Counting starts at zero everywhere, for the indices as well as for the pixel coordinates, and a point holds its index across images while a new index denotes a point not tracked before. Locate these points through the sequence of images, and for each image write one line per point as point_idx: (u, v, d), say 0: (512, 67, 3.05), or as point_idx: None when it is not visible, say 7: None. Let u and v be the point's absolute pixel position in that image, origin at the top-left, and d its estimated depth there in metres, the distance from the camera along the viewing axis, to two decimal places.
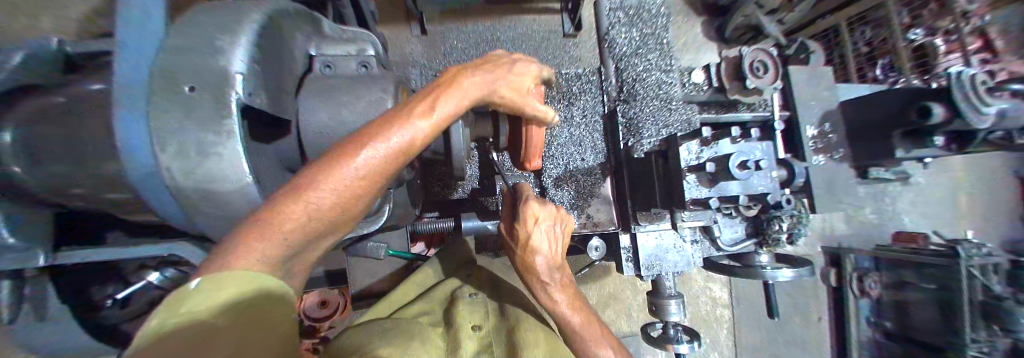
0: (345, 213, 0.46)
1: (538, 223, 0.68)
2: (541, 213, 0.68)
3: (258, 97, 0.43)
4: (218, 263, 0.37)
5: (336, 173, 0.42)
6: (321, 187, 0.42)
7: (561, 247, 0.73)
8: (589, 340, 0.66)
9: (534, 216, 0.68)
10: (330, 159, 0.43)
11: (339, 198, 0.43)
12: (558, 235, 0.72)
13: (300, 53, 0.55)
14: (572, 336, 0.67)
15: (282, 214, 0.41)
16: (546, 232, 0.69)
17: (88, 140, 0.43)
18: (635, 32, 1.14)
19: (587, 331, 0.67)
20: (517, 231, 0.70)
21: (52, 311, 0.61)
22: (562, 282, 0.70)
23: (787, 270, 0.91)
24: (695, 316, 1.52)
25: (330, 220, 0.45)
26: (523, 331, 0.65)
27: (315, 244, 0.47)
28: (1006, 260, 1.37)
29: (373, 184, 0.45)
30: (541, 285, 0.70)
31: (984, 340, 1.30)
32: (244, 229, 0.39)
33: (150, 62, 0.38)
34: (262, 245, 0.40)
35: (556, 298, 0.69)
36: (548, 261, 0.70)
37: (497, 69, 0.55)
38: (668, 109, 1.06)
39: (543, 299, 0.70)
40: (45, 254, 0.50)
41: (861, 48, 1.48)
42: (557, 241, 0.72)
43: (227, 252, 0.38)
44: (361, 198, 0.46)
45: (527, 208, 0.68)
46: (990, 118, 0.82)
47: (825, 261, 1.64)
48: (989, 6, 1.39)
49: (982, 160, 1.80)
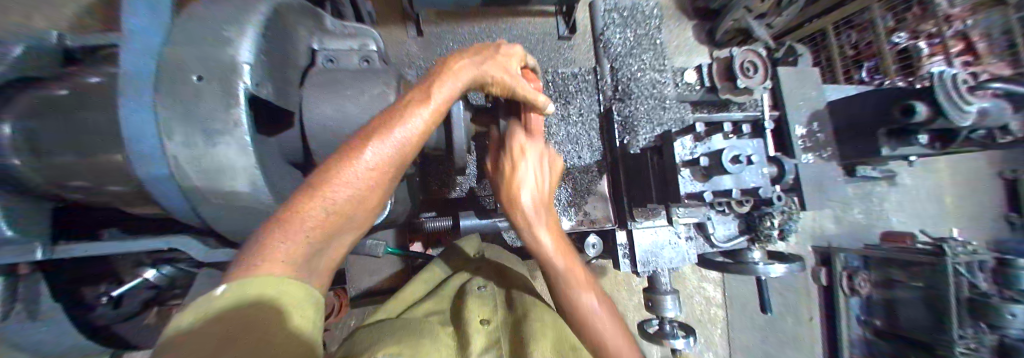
0: (362, 209, 0.46)
1: (524, 154, 0.67)
2: (528, 145, 0.67)
3: (264, 89, 0.43)
4: (246, 264, 0.39)
5: (348, 169, 0.43)
6: (336, 183, 0.43)
7: (549, 186, 0.72)
8: (573, 281, 0.69)
9: (521, 148, 0.67)
10: (342, 155, 0.44)
11: (355, 191, 0.44)
12: (544, 172, 0.71)
13: (303, 48, 0.56)
14: (557, 277, 0.69)
15: (300, 212, 0.42)
16: (533, 166, 0.68)
17: (91, 132, 0.44)
18: (629, 33, 1.16)
19: (570, 274, 0.69)
20: (502, 164, 0.68)
21: (46, 310, 0.60)
22: (547, 221, 0.70)
23: (779, 266, 0.93)
24: (690, 315, 1.54)
25: (347, 216, 0.45)
26: (530, 322, 0.65)
27: (336, 245, 0.47)
28: (991, 257, 1.42)
29: (384, 176, 0.46)
30: (527, 222, 0.68)
31: (971, 337, 1.34)
32: (266, 236, 0.40)
33: (156, 52, 0.38)
34: (286, 244, 0.41)
35: (540, 236, 0.68)
36: (534, 197, 0.68)
37: (486, 55, 0.56)
38: (663, 108, 1.07)
39: (528, 235, 0.69)
40: (43, 248, 0.48)
41: (847, 51, 1.54)
42: (542, 179, 0.70)
43: (254, 252, 0.40)
44: (376, 189, 0.46)
45: (514, 140, 0.67)
46: (972, 116, 0.85)
47: (815, 259, 1.69)
48: (969, 10, 1.45)
49: (965, 160, 1.86)
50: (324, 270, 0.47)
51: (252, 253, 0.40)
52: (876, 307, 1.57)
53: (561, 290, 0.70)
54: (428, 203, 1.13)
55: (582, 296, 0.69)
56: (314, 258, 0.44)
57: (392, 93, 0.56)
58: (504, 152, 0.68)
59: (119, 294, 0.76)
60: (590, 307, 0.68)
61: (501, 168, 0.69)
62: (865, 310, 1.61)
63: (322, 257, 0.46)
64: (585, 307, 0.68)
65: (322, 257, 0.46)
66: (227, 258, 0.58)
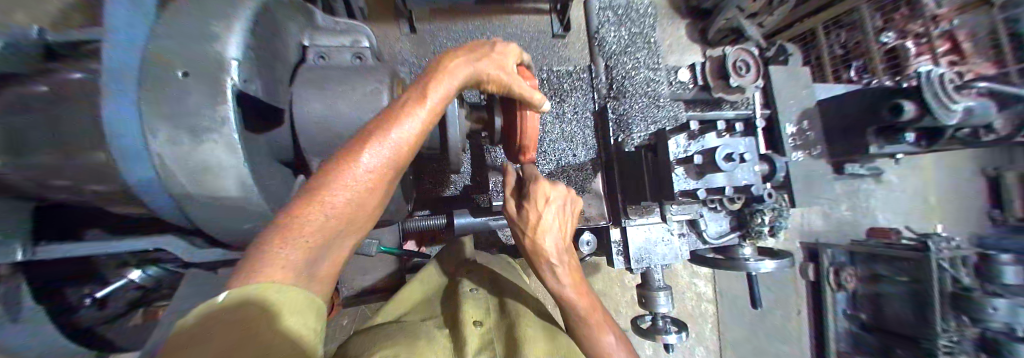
0: (361, 211, 0.46)
1: (548, 203, 0.68)
2: (552, 192, 0.69)
3: (253, 84, 0.43)
4: (246, 272, 0.38)
5: (348, 172, 0.43)
6: (336, 186, 0.42)
7: (570, 226, 0.75)
8: (591, 324, 0.72)
9: (545, 197, 0.68)
10: (339, 160, 0.43)
11: (354, 194, 0.43)
12: (567, 215, 0.73)
13: (294, 43, 0.55)
14: (574, 314, 0.72)
15: (299, 217, 0.41)
16: (555, 217, 0.70)
17: (66, 131, 0.42)
18: (623, 31, 1.17)
19: (591, 316, 0.72)
20: (526, 213, 0.69)
21: (25, 314, 0.58)
22: (569, 267, 0.72)
23: (770, 262, 0.94)
24: (681, 311, 1.56)
25: (348, 220, 0.44)
26: (523, 327, 0.64)
27: (336, 248, 0.45)
28: (972, 253, 1.47)
29: (385, 178, 0.46)
30: (550, 269, 0.70)
31: (955, 330, 1.38)
32: (268, 237, 0.40)
33: (141, 46, 0.36)
34: (285, 251, 0.39)
35: (563, 280, 0.70)
36: (557, 243, 0.70)
37: (481, 52, 0.56)
38: (656, 106, 1.09)
39: (552, 279, 0.71)
40: (24, 249, 0.47)
41: (836, 51, 1.56)
42: (568, 220, 0.74)
43: (254, 259, 0.39)
44: (376, 191, 0.46)
45: (538, 187, 0.68)
46: (957, 115, 0.88)
47: (803, 255, 1.74)
48: (954, 11, 1.50)
49: (948, 158, 1.92)
50: (324, 275, 0.45)
51: (257, 258, 0.39)
52: (862, 299, 1.61)
53: (583, 332, 0.73)
54: (421, 201, 1.11)
55: (601, 337, 0.72)
56: (314, 262, 0.43)
57: (386, 90, 0.55)
58: (527, 203, 0.69)
59: (104, 296, 0.75)
60: (609, 345, 0.72)
61: (524, 217, 0.69)
62: (851, 304, 1.65)
63: (320, 263, 0.44)
64: (606, 346, 0.71)
65: (322, 262, 0.44)
66: (217, 258, 0.58)
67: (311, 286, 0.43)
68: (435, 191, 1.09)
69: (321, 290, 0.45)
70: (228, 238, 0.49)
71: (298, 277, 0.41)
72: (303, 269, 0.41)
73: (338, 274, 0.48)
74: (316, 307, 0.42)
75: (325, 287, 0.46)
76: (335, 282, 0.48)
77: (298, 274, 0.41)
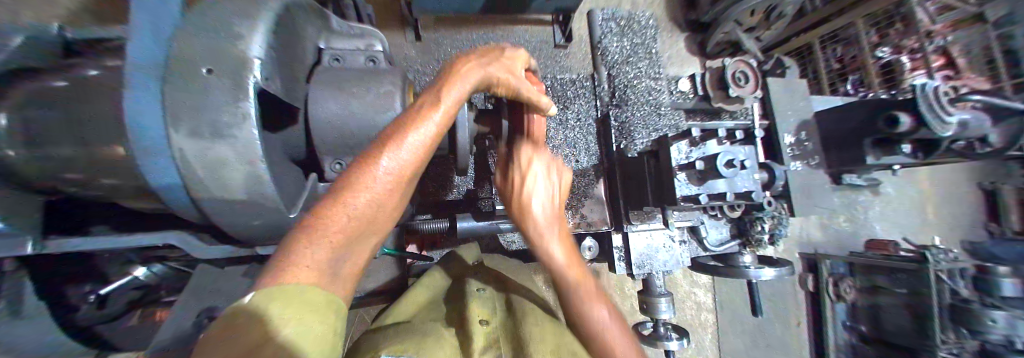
0: (383, 212, 0.46)
1: (531, 168, 0.73)
2: (534, 160, 0.74)
3: (273, 83, 0.44)
4: (272, 274, 0.38)
5: (368, 174, 0.43)
6: (358, 188, 0.43)
7: (558, 196, 0.76)
8: (585, 295, 0.69)
9: (528, 163, 0.74)
10: (359, 163, 0.44)
11: (376, 195, 0.44)
12: (554, 183, 0.76)
13: (310, 46, 0.57)
14: (569, 290, 0.69)
15: (323, 217, 0.41)
16: (542, 184, 0.73)
17: (81, 124, 0.42)
18: (625, 42, 1.23)
19: (583, 287, 0.69)
20: (511, 178, 0.74)
21: (26, 310, 0.57)
22: (558, 230, 0.73)
23: (770, 270, 0.95)
24: (682, 320, 1.55)
25: (369, 220, 0.45)
26: (529, 326, 0.65)
27: (358, 250, 0.45)
28: (971, 266, 1.49)
29: (405, 180, 0.47)
30: (538, 230, 0.72)
31: (954, 341, 1.40)
32: (293, 241, 0.40)
33: (166, 41, 0.38)
34: (310, 249, 0.40)
35: (552, 245, 0.71)
36: (544, 206, 0.73)
37: (491, 57, 0.58)
38: (657, 114, 1.14)
39: (537, 239, 0.72)
40: (34, 242, 0.47)
41: (833, 65, 1.61)
42: (554, 189, 0.75)
43: (281, 263, 0.39)
44: (396, 193, 0.46)
45: (521, 155, 0.73)
46: (952, 127, 0.86)
47: (802, 266, 1.70)
48: (948, 27, 1.57)
49: (944, 172, 1.95)
50: (347, 276, 0.45)
51: (281, 258, 0.39)
52: (861, 312, 1.62)
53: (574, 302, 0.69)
54: (424, 205, 1.11)
55: (594, 309, 0.68)
56: (337, 262, 0.43)
57: (399, 93, 0.57)
58: (511, 169, 0.74)
59: (106, 293, 0.74)
60: (601, 316, 0.67)
61: (509, 183, 0.74)
62: (851, 315, 1.65)
63: (343, 262, 0.44)
64: (597, 319, 0.66)
65: (344, 263, 0.44)
66: (223, 255, 0.57)
67: (336, 288, 0.43)
68: (438, 194, 1.10)
69: (343, 293, 0.44)
70: (242, 233, 0.49)
71: (321, 278, 0.41)
72: (327, 269, 0.41)
73: (359, 276, 0.48)
74: (335, 307, 0.42)
75: (347, 290, 0.45)
76: (355, 288, 0.48)
77: (318, 274, 0.40)
